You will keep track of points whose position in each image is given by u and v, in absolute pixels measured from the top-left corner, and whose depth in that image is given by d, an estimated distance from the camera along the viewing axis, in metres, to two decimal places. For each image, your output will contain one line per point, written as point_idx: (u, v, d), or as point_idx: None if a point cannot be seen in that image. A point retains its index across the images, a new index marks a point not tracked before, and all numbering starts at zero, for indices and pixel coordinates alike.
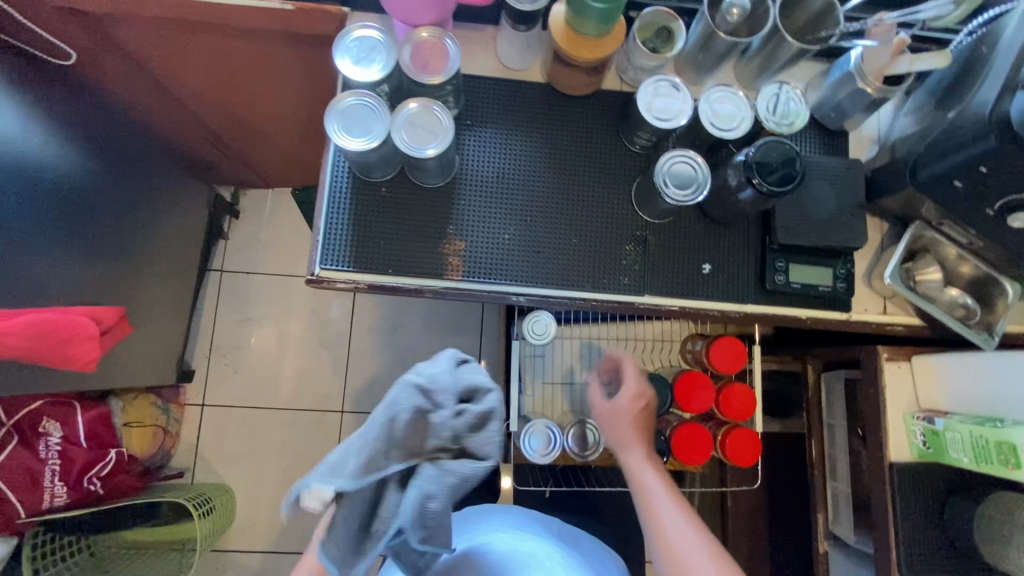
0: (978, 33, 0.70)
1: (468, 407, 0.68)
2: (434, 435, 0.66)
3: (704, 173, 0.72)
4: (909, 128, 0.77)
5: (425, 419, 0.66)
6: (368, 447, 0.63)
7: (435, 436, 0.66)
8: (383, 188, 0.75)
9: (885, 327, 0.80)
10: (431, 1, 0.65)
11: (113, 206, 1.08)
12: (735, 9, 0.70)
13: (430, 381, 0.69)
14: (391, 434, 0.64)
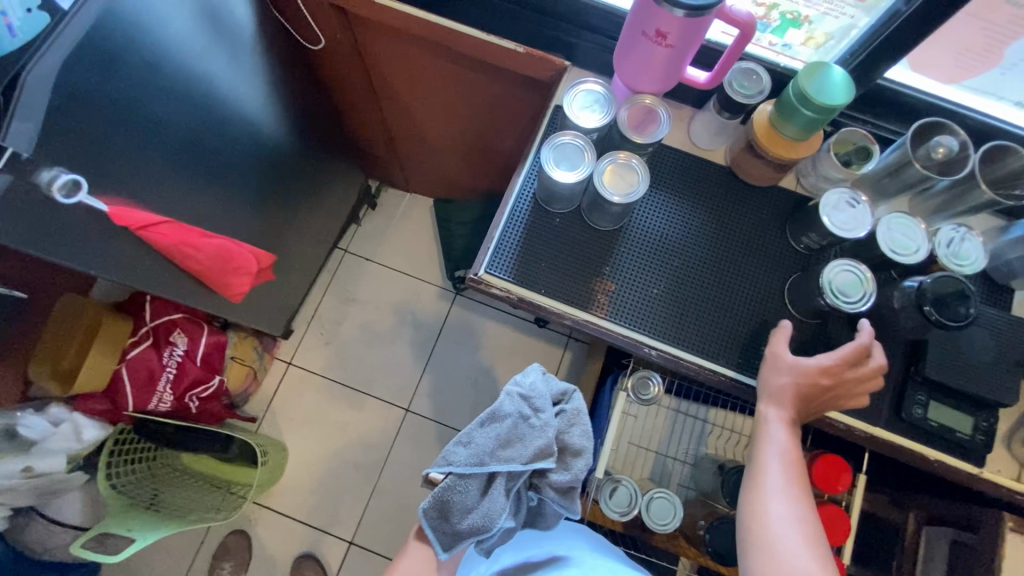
0: None
1: (565, 407, 0.77)
2: (542, 433, 0.72)
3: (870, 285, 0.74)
4: None
5: (529, 420, 0.74)
6: (489, 439, 0.72)
7: (539, 433, 0.72)
8: (558, 218, 0.83)
9: (1020, 498, 0.76)
10: (659, 77, 0.73)
11: (297, 171, 1.24)
12: (941, 149, 0.73)
13: (532, 390, 0.77)
14: (506, 427, 0.73)
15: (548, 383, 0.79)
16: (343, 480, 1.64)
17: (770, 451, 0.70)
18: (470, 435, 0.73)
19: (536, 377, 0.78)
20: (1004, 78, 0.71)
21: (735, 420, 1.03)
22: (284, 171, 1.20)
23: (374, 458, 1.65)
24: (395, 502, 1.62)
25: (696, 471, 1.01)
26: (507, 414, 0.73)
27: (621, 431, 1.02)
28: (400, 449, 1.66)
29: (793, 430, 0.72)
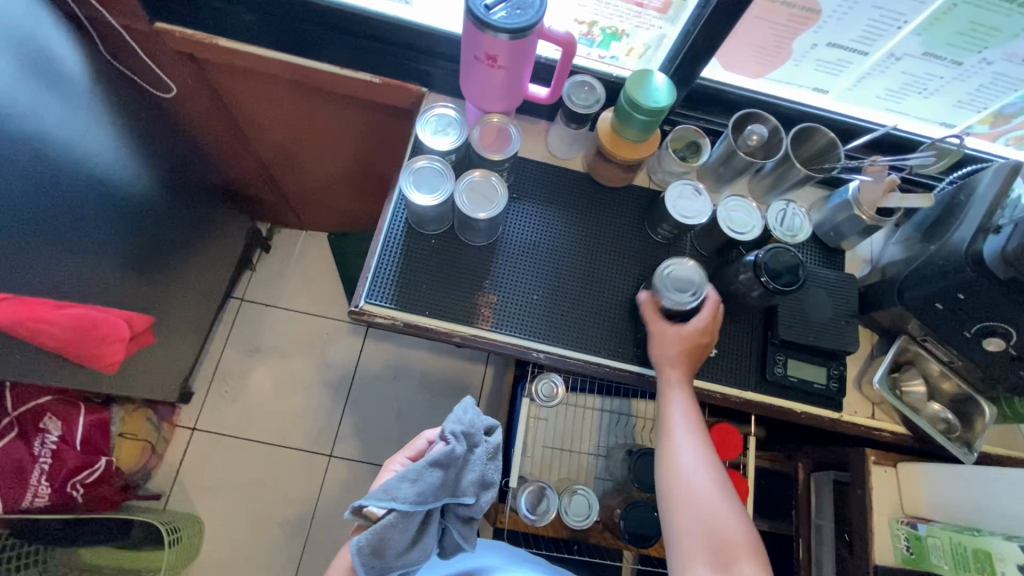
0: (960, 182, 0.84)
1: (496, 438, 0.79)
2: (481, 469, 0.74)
3: (700, 276, 0.80)
4: (900, 254, 0.87)
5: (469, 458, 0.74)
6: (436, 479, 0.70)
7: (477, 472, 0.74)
8: (432, 240, 0.84)
9: (874, 432, 0.86)
10: (504, 96, 0.77)
11: (171, 226, 1.18)
12: (755, 136, 0.83)
13: (470, 425, 0.76)
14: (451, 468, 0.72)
15: (480, 416, 0.79)
16: (271, 542, 1.54)
17: (674, 413, 0.77)
18: (417, 473, 0.69)
19: (473, 412, 0.77)
20: (797, 67, 0.80)
21: (638, 406, 1.08)
22: (156, 228, 1.13)
23: (302, 512, 1.57)
24: (331, 553, 1.55)
25: (609, 461, 1.05)
26: (453, 455, 0.71)
27: (535, 435, 1.05)
28: (329, 497, 1.59)
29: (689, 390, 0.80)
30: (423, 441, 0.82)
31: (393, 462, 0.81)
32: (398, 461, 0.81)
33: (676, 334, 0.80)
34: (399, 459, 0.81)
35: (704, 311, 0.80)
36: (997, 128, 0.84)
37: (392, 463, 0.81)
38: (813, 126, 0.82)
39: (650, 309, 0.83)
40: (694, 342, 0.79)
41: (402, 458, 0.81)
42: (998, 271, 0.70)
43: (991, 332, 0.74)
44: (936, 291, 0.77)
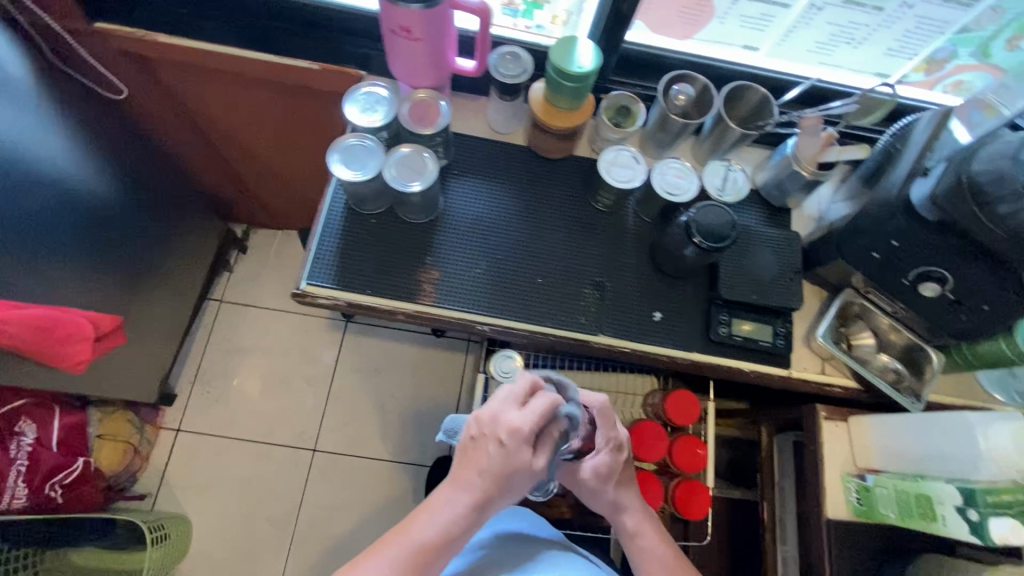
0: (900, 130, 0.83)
1: None
2: None
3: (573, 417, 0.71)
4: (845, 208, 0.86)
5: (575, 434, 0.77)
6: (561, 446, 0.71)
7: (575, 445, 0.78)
8: (372, 218, 0.85)
9: (824, 388, 0.86)
10: (429, 69, 0.78)
11: (140, 228, 1.19)
12: (682, 96, 0.82)
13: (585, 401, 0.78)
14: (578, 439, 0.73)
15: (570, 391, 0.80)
16: (259, 538, 1.55)
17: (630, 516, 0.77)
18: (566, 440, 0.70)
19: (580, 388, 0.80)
20: (723, 25, 0.80)
21: (600, 379, 1.09)
22: (124, 232, 1.14)
23: (289, 507, 1.58)
24: (319, 546, 1.56)
25: None
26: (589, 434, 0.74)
27: None
28: (315, 491, 1.60)
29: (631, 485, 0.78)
30: (541, 400, 0.67)
31: (506, 415, 0.66)
32: (512, 425, 0.65)
33: (595, 479, 0.74)
34: (519, 415, 0.65)
35: (598, 451, 0.73)
36: (933, 75, 0.83)
37: (505, 416, 0.66)
38: (744, 84, 0.82)
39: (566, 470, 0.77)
40: (603, 462, 0.74)
41: (503, 406, 0.67)
42: (925, 215, 0.71)
43: (928, 277, 0.74)
44: (873, 240, 0.76)
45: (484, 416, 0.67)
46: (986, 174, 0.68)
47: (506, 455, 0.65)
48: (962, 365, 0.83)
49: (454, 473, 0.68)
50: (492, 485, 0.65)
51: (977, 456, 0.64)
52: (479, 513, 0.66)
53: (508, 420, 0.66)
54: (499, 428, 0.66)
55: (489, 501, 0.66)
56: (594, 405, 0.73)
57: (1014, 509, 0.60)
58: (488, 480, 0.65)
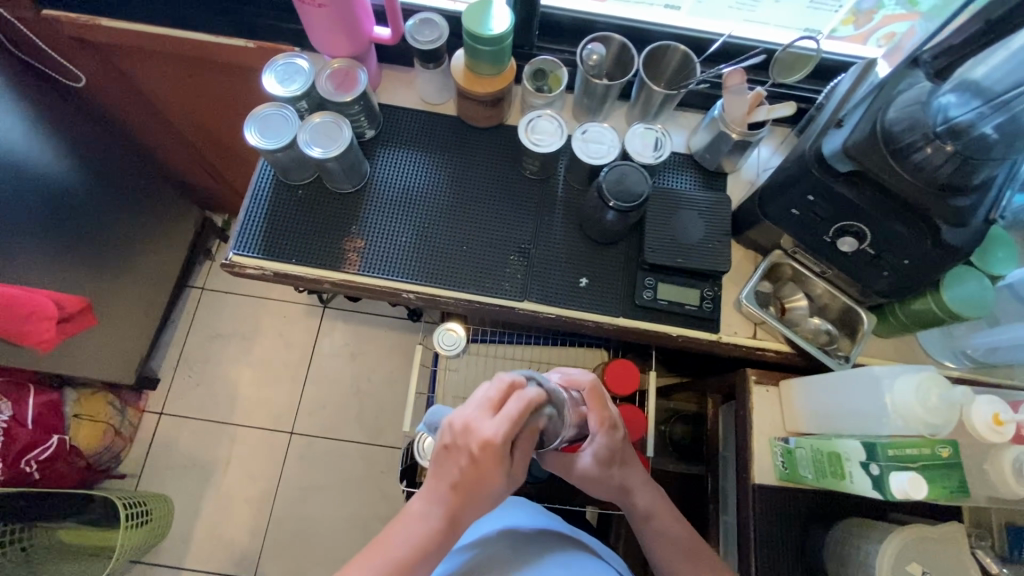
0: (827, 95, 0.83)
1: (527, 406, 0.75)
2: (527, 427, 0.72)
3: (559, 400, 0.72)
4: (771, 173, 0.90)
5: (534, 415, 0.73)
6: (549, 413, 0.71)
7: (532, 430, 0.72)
8: (300, 189, 0.87)
9: (756, 352, 0.84)
10: (345, 38, 0.79)
11: (100, 210, 1.22)
12: (595, 56, 0.82)
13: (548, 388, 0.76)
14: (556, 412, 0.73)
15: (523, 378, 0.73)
16: (237, 519, 1.57)
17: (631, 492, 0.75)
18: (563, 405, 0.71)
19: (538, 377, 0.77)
20: None
21: (548, 353, 1.09)
22: (83, 212, 1.18)
23: (265, 488, 1.60)
24: (295, 527, 1.57)
25: None
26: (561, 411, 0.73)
27: (445, 387, 1.06)
28: (291, 473, 1.62)
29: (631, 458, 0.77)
30: (519, 398, 0.59)
31: (480, 426, 0.59)
32: (489, 432, 0.58)
33: (592, 468, 0.74)
34: (494, 423, 0.58)
35: (602, 433, 0.72)
36: (861, 28, 0.81)
37: (478, 425, 0.59)
38: (663, 44, 0.80)
39: (554, 458, 0.76)
40: (601, 450, 0.74)
41: (480, 412, 0.60)
42: (838, 166, 0.68)
43: (846, 232, 0.72)
44: (792, 198, 0.74)
45: (456, 422, 0.60)
46: (899, 122, 0.65)
47: (482, 465, 0.58)
48: (898, 327, 0.81)
49: (429, 483, 0.62)
50: (466, 495, 0.60)
51: (884, 410, 0.62)
52: (455, 524, 0.61)
53: (482, 430, 0.59)
54: (475, 439, 0.59)
55: (461, 513, 0.60)
56: (585, 386, 0.74)
57: (917, 463, 0.58)
58: (463, 491, 0.60)
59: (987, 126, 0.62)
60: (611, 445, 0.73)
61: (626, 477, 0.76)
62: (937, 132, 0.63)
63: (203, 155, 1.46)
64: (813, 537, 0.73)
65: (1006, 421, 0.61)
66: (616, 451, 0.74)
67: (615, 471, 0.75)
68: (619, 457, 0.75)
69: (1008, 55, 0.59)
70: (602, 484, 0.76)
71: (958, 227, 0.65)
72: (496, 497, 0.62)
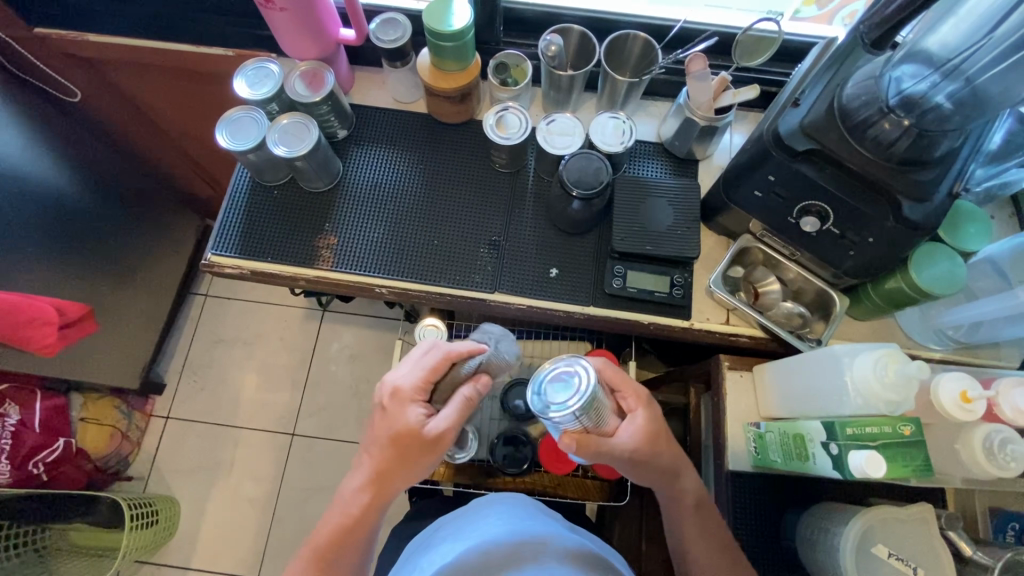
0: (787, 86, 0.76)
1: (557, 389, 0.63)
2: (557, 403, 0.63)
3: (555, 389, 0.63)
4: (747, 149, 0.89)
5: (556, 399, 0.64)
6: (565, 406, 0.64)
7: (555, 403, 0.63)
8: (275, 190, 0.89)
9: (729, 337, 0.83)
10: (310, 40, 0.81)
11: (99, 219, 1.27)
12: (553, 48, 0.82)
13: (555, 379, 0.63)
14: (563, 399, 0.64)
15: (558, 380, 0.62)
16: (241, 520, 1.59)
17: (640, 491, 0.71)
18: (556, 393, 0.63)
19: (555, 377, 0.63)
20: None
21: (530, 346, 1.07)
22: (83, 223, 1.23)
23: (268, 488, 1.62)
24: (298, 527, 1.58)
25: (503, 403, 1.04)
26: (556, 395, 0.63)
27: None
28: (293, 474, 1.63)
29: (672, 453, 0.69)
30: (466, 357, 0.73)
31: (398, 382, 0.69)
32: (407, 388, 0.68)
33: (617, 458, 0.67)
34: (408, 377, 0.69)
35: (640, 407, 0.69)
36: (825, 7, 0.85)
37: (397, 378, 0.70)
38: (622, 33, 0.81)
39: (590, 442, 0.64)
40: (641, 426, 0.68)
41: (413, 376, 0.70)
42: (795, 145, 0.67)
43: (810, 211, 0.70)
44: (755, 181, 0.73)
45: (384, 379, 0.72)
46: (856, 98, 0.64)
47: (390, 417, 0.68)
48: (876, 309, 0.79)
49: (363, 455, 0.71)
50: (391, 456, 0.67)
51: (845, 388, 0.61)
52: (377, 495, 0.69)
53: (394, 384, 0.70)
54: (401, 404, 0.68)
55: (389, 470, 0.67)
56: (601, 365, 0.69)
57: (877, 441, 0.57)
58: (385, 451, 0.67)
59: (941, 95, 0.62)
60: (654, 416, 0.70)
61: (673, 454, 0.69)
62: (892, 105, 0.63)
63: (199, 164, 1.51)
64: (786, 520, 0.73)
65: (975, 398, 0.59)
66: (658, 429, 0.68)
67: (660, 450, 0.68)
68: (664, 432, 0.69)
69: (955, 24, 0.60)
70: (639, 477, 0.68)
71: (918, 202, 0.64)
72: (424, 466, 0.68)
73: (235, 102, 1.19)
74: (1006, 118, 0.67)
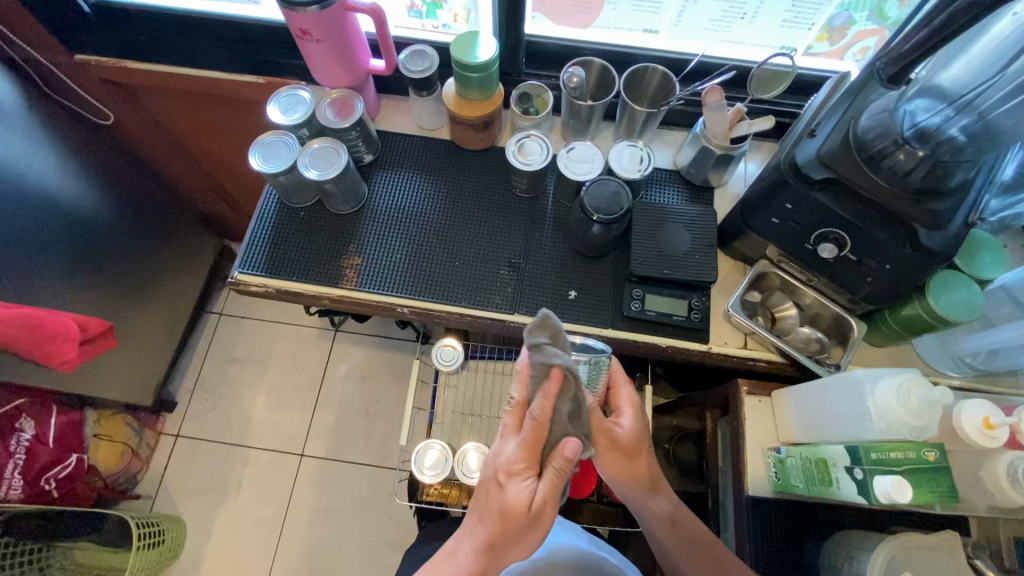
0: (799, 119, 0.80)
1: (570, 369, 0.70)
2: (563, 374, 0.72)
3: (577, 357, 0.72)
4: None
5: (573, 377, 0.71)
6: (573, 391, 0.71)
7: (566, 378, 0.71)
8: (302, 212, 0.92)
9: (746, 362, 0.84)
10: (343, 70, 0.85)
11: (123, 238, 1.30)
12: (576, 79, 0.86)
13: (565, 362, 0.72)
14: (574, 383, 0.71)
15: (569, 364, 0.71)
16: (247, 541, 1.57)
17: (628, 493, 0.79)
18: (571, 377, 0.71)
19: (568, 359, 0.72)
20: (616, 10, 0.84)
21: None
22: (108, 242, 1.26)
23: (276, 510, 1.61)
24: (304, 550, 1.56)
25: None
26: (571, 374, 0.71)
27: (445, 402, 1.07)
28: (300, 495, 1.62)
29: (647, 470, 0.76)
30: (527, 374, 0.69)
31: (504, 451, 0.69)
32: (509, 462, 0.67)
33: (609, 457, 0.74)
34: (511, 447, 0.68)
35: (629, 408, 0.75)
36: (836, 43, 0.83)
37: (505, 451, 0.68)
38: (640, 66, 0.85)
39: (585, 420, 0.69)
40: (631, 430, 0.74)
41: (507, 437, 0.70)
42: (812, 175, 0.69)
43: (827, 238, 0.72)
44: (772, 208, 0.75)
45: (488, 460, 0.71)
46: (871, 130, 0.66)
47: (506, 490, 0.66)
48: (892, 334, 0.79)
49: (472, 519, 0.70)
50: (500, 527, 0.66)
51: (866, 413, 0.61)
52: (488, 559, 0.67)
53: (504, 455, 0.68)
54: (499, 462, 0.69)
55: (495, 544, 0.66)
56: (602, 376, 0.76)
57: (901, 467, 0.57)
58: (497, 527, 0.66)
59: (955, 128, 0.65)
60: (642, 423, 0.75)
61: (645, 460, 0.75)
62: (907, 137, 0.65)
63: (221, 186, 1.55)
64: (809, 548, 0.72)
65: (998, 424, 0.59)
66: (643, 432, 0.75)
67: (640, 454, 0.74)
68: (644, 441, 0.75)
69: (966, 62, 0.64)
70: (632, 483, 0.75)
71: (934, 230, 0.65)
72: (523, 535, 0.66)
73: (262, 127, 1.23)
74: (1018, 150, 0.69)
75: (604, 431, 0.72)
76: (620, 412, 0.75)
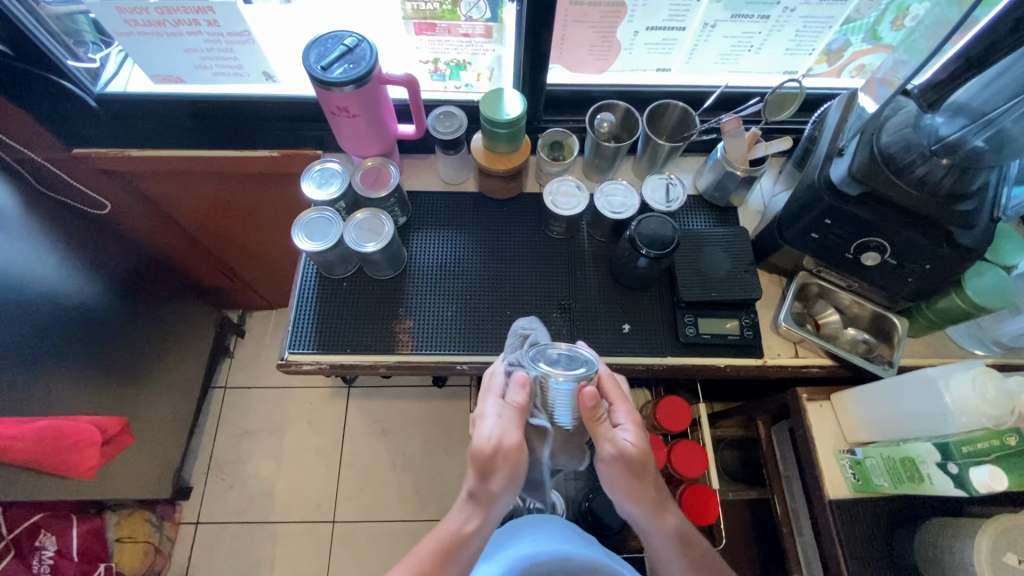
0: (815, 135, 0.88)
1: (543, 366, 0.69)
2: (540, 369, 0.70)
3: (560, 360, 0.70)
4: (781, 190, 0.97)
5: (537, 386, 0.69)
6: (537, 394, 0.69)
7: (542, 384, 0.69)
8: (343, 282, 0.91)
9: (801, 369, 0.88)
10: (374, 140, 0.85)
11: (133, 327, 1.24)
12: (605, 123, 0.90)
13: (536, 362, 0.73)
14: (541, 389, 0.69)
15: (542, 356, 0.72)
16: None
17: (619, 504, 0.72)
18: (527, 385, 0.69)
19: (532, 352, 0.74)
20: (632, 54, 0.88)
21: None
22: (120, 335, 1.19)
23: None
24: None
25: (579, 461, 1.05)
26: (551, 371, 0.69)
27: None
28: (338, 564, 1.56)
29: (643, 486, 0.69)
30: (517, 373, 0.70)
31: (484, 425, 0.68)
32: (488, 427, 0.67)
33: (615, 471, 0.68)
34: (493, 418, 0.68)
35: (630, 422, 0.69)
36: (834, 64, 0.90)
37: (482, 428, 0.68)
38: (662, 102, 0.89)
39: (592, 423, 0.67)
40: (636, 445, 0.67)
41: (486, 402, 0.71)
42: (847, 191, 0.74)
43: (869, 246, 0.77)
44: (810, 223, 0.79)
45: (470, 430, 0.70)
46: (894, 145, 0.72)
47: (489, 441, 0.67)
48: (930, 325, 0.86)
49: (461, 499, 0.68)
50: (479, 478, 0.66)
51: (947, 409, 0.66)
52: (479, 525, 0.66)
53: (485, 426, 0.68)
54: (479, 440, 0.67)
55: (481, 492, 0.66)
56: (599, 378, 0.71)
57: (992, 455, 0.61)
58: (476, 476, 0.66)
59: (979, 139, 0.67)
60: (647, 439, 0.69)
61: (652, 478, 0.70)
62: (933, 149, 0.70)
63: (219, 257, 1.50)
64: (899, 542, 0.75)
65: None
66: (648, 452, 0.69)
67: (649, 470, 0.69)
68: (649, 461, 0.68)
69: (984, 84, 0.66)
70: (640, 501, 0.69)
71: (967, 228, 0.71)
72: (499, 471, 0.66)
73: (267, 195, 1.21)
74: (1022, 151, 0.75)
75: (606, 440, 0.67)
76: (618, 425, 0.69)
